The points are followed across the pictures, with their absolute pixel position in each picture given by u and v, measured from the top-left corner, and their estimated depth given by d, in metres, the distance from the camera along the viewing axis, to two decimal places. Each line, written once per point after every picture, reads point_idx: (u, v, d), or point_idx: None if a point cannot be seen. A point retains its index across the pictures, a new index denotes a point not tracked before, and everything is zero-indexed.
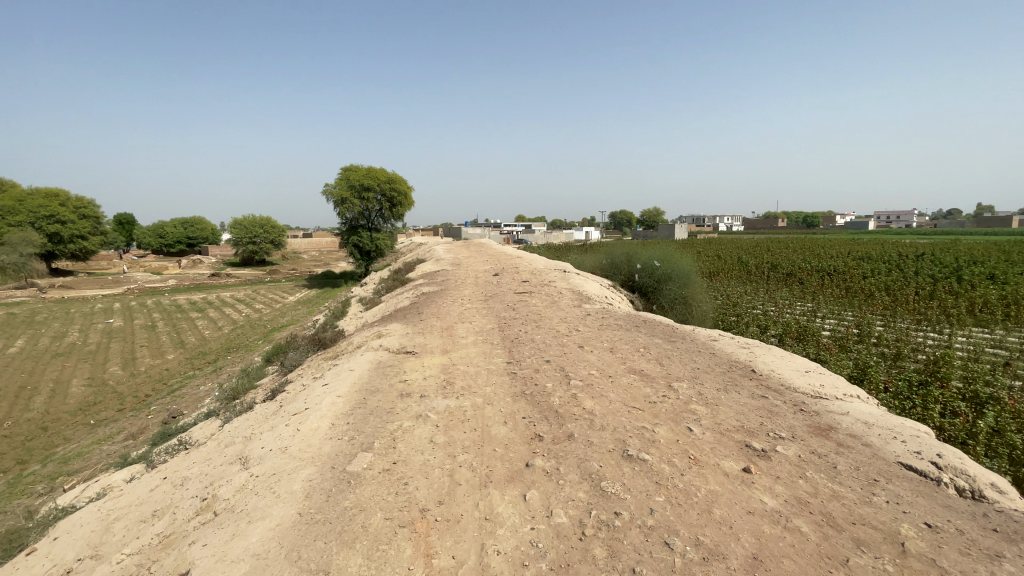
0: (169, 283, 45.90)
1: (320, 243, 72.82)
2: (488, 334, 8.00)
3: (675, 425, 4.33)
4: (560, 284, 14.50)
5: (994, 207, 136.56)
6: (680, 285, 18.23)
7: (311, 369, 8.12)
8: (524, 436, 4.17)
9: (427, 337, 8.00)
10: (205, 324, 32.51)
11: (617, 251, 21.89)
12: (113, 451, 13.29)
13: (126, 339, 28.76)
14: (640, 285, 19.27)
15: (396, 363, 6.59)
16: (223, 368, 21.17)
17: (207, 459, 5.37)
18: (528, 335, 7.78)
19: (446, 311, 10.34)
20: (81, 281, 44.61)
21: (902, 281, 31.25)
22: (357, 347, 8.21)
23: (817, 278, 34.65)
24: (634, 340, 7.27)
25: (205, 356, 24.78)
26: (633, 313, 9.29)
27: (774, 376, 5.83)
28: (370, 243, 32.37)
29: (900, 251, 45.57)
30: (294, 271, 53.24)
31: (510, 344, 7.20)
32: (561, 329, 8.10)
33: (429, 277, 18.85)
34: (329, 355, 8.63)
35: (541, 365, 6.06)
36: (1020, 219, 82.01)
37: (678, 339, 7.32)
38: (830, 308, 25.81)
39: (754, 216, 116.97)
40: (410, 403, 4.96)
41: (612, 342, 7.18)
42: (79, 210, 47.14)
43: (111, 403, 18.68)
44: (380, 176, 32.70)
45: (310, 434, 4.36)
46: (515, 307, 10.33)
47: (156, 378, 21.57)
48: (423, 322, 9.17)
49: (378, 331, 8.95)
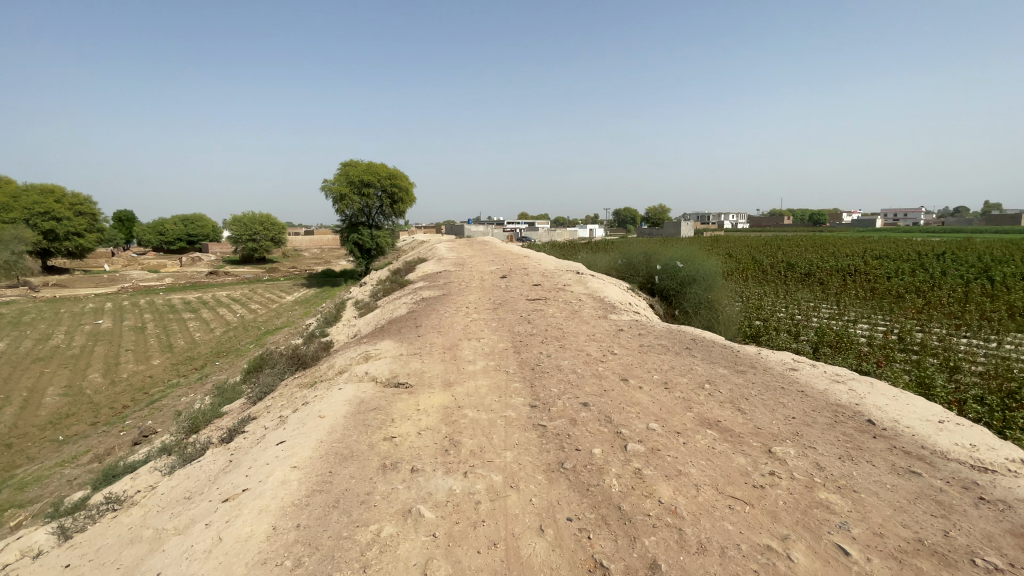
0: (164, 282, 44.41)
1: (321, 240, 71.17)
2: (501, 359, 6.35)
3: (815, 541, 2.73)
4: (577, 288, 12.82)
5: (1002, 205, 134.27)
6: (705, 288, 16.59)
7: (281, 402, 6.50)
8: (579, 566, 2.56)
9: (426, 362, 6.37)
10: (197, 325, 30.96)
11: (633, 251, 20.22)
12: (74, 478, 11.70)
13: (112, 342, 27.21)
14: (660, 288, 17.64)
15: (383, 403, 4.94)
16: (209, 377, 19.59)
17: (105, 558, 3.75)
18: (552, 360, 6.13)
19: (449, 323, 8.69)
20: (75, 279, 43.17)
21: (930, 282, 29.45)
22: (338, 374, 6.57)
23: (838, 278, 32.88)
24: (691, 367, 5.68)
25: (193, 362, 23.22)
26: (676, 327, 7.72)
27: (905, 435, 4.24)
28: (370, 241, 30.80)
29: (919, 250, 43.62)
30: (293, 270, 51.67)
31: (531, 376, 5.55)
32: (594, 351, 6.48)
33: (432, 278, 17.25)
34: (305, 382, 6.98)
35: (579, 412, 4.43)
36: None
37: (748, 367, 5.73)
38: (858, 311, 24.10)
39: (761, 215, 114.84)
40: (396, 485, 3.33)
41: (664, 372, 5.57)
42: (75, 207, 45.60)
43: (84, 417, 17.05)
44: (380, 171, 31.12)
45: (231, 556, 2.74)
46: (530, 319, 8.67)
47: (138, 387, 19.99)
48: (420, 339, 7.53)
49: (366, 349, 7.31)
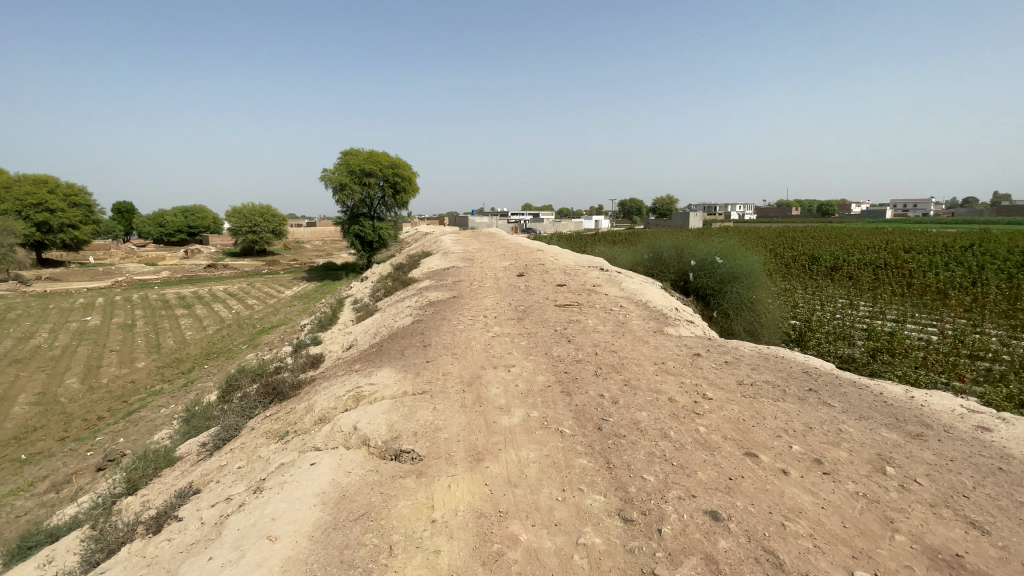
0: (160, 276, 42.66)
1: (322, 232, 69.10)
2: (548, 406, 4.47)
3: None
4: (610, 290, 10.93)
5: (1010, 196, 132.47)
6: (747, 287, 14.67)
7: (238, 467, 4.62)
8: None
9: (441, 409, 4.47)
10: (189, 323, 29.14)
11: (662, 244, 18.22)
12: (22, 517, 9.87)
13: (97, 342, 25.41)
14: (695, 287, 15.67)
15: (376, 503, 3.05)
16: (196, 384, 17.78)
17: None
18: (624, 411, 4.23)
19: (466, 340, 6.76)
20: (68, 272, 41.43)
21: (970, 277, 27.41)
22: (316, 426, 4.66)
23: (867, 272, 30.86)
24: (842, 436, 3.81)
25: (180, 365, 21.37)
26: (768, 351, 5.88)
27: None
28: (371, 233, 28.93)
29: (945, 241, 41.51)
30: (292, 263, 49.76)
31: (603, 444, 3.66)
32: (680, 394, 4.58)
33: (440, 274, 15.40)
34: (273, 434, 5.08)
35: (713, 542, 2.59)
36: None
37: (924, 432, 3.86)
38: (900, 309, 22.19)
39: (769, 204, 111.88)
40: None
41: (803, 444, 3.73)
42: (69, 198, 43.49)
43: (52, 431, 15.21)
44: (382, 159, 29.12)
45: None
46: (568, 335, 6.80)
47: (118, 394, 18.24)
48: (432, 368, 5.62)
49: (358, 382, 5.39)
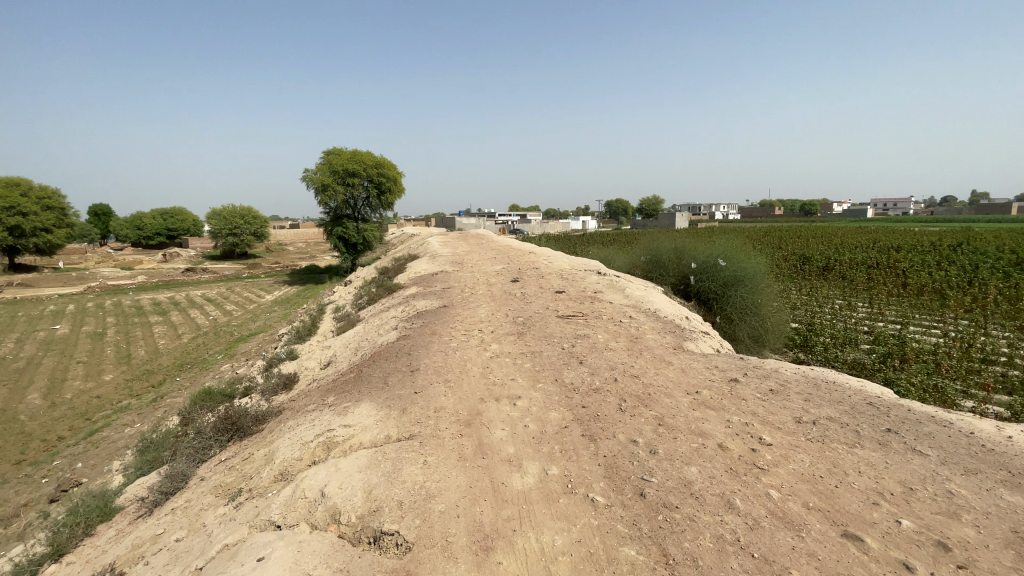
0: (135, 280, 40.90)
1: (305, 234, 67.43)
2: (569, 457, 3.55)
3: None
4: (613, 297, 10.06)
5: (986, 194, 134.99)
6: (752, 291, 13.89)
7: (175, 542, 3.63)
8: None
9: (434, 464, 3.54)
10: (163, 331, 27.61)
11: (660, 246, 17.43)
12: None
13: (64, 352, 23.84)
14: (697, 291, 14.87)
15: None
16: (166, 399, 16.51)
17: None
18: (669, 466, 3.35)
19: (460, 363, 5.79)
20: (38, 278, 39.40)
21: (964, 276, 27.11)
22: (276, 487, 3.68)
23: (861, 271, 30.47)
24: (956, 509, 2.99)
25: (150, 377, 20.00)
26: (815, 376, 5.06)
27: None
28: (355, 235, 27.79)
29: (933, 240, 41.50)
30: (274, 266, 48.20)
31: (651, 523, 2.77)
32: (732, 440, 3.70)
33: (428, 279, 14.45)
34: (223, 492, 4.08)
35: None
36: (1021, 207, 79.44)
37: None
38: (899, 310, 21.68)
39: (754, 204, 112.20)
40: None
41: (913, 520, 2.86)
42: (42, 201, 40.19)
43: (6, 455, 13.87)
44: (366, 159, 27.95)
45: None
46: (578, 354, 5.90)
47: (82, 410, 16.89)
48: (421, 400, 4.66)
49: (330, 422, 4.41)
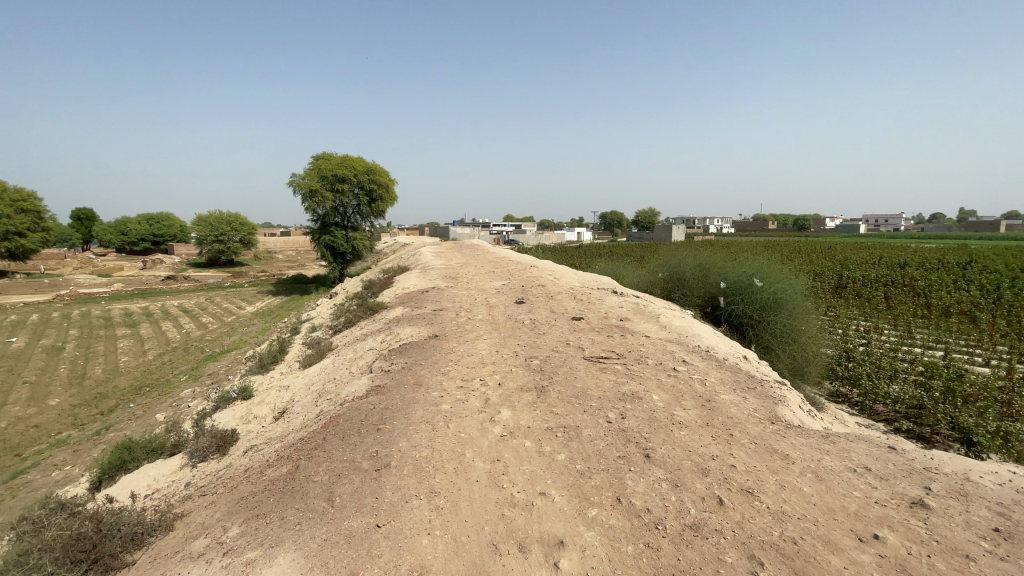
0: (109, 288, 38.32)
1: (295, 242, 64.98)
2: None
3: None
4: (644, 328, 8.02)
5: (973, 212, 135.69)
6: (793, 316, 11.97)
7: None
8: None
9: None
10: (128, 346, 25.13)
11: (681, 260, 15.57)
12: None
13: (12, 369, 21.38)
14: (728, 315, 12.96)
15: None
16: (110, 433, 14.13)
17: None
18: None
19: (456, 448, 3.73)
20: (7, 285, 36.76)
21: (989, 297, 25.28)
22: None
23: (876, 289, 28.71)
24: None
25: (101, 402, 17.62)
26: None
27: None
28: (343, 244, 25.66)
29: (942, 257, 39.84)
30: (260, 275, 45.85)
31: None
32: None
33: (418, 297, 12.38)
34: None
35: None
36: (1009, 224, 78.98)
37: None
38: (934, 333, 19.71)
39: (747, 218, 111.36)
40: None
41: None
42: (16, 203, 37.35)
43: None
44: (358, 165, 25.95)
45: None
46: (634, 438, 3.84)
47: (12, 444, 14.48)
48: (389, 551, 2.61)
49: None
